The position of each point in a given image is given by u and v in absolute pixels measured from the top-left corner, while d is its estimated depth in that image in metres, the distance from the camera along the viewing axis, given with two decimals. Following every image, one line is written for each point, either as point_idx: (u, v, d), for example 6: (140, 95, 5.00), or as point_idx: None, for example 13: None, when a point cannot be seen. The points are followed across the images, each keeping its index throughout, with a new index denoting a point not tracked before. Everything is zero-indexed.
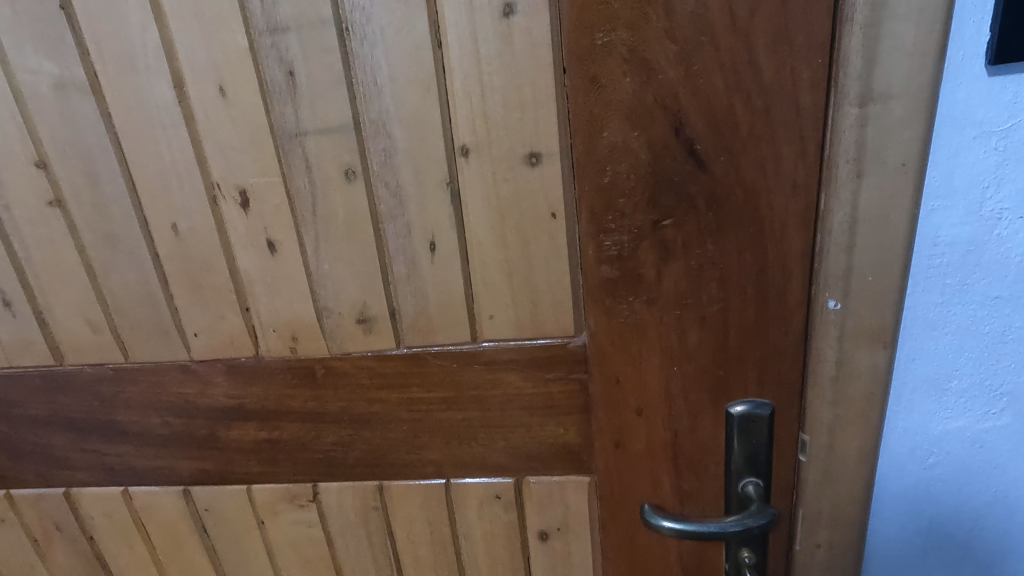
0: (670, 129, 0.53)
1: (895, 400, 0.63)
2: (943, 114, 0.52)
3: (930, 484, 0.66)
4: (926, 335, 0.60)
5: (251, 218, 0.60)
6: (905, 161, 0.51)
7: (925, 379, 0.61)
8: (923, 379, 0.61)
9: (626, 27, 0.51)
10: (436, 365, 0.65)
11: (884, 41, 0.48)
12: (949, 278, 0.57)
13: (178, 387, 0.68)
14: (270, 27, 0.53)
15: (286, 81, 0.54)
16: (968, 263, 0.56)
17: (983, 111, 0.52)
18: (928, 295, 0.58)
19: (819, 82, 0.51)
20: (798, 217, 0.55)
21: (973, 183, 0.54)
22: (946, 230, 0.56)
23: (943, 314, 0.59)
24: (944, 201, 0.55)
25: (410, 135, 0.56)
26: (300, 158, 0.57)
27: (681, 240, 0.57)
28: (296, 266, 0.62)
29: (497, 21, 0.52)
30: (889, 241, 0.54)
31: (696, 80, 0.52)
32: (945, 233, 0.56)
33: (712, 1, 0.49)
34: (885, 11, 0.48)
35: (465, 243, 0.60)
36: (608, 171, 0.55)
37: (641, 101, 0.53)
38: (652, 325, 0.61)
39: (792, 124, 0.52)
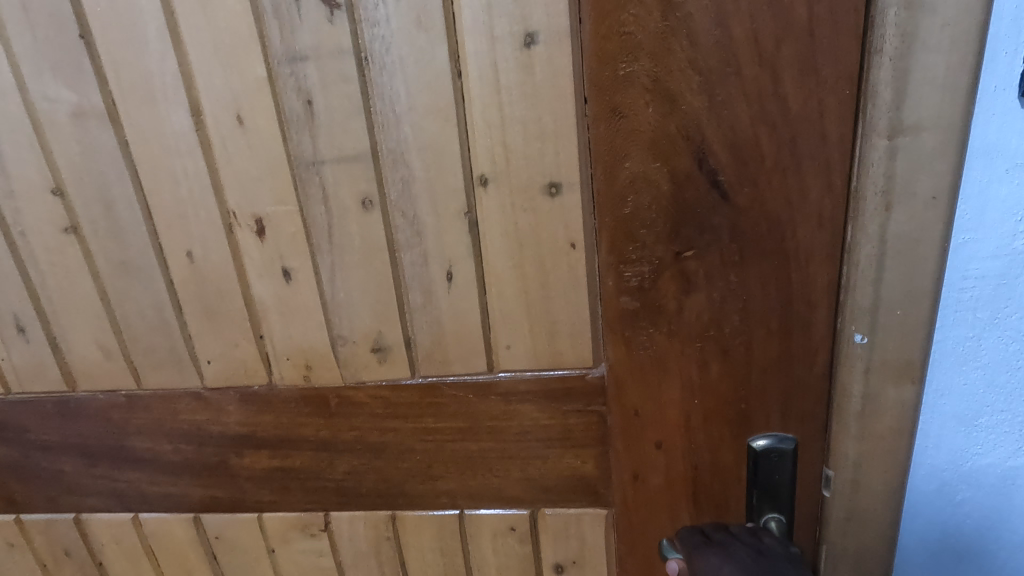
0: (693, 160, 0.52)
1: (922, 436, 0.61)
2: (973, 147, 0.51)
3: (958, 522, 0.64)
4: (955, 370, 0.58)
5: (266, 245, 0.59)
6: (935, 195, 0.50)
7: (955, 416, 0.59)
8: (952, 416, 0.60)
9: (648, 57, 0.50)
10: (451, 396, 0.64)
11: (914, 73, 0.47)
12: (981, 312, 0.56)
13: (191, 415, 0.68)
14: (289, 56, 0.52)
15: (304, 110, 0.54)
16: (999, 297, 0.55)
17: (1016, 144, 0.50)
18: (957, 330, 0.57)
19: (847, 113, 0.50)
20: (824, 249, 0.54)
21: (1005, 217, 0.52)
22: (975, 263, 0.54)
23: (973, 349, 0.57)
24: (974, 234, 0.53)
25: (428, 164, 0.55)
26: (317, 187, 0.57)
27: (703, 272, 0.56)
28: (311, 295, 0.61)
29: (518, 51, 0.51)
30: (919, 275, 0.52)
31: (720, 110, 0.51)
32: (975, 266, 0.54)
33: (738, 32, 0.48)
34: (916, 42, 0.46)
35: (482, 273, 0.59)
36: (629, 201, 0.54)
37: (663, 131, 0.52)
38: (672, 357, 0.59)
39: (819, 156, 0.51)
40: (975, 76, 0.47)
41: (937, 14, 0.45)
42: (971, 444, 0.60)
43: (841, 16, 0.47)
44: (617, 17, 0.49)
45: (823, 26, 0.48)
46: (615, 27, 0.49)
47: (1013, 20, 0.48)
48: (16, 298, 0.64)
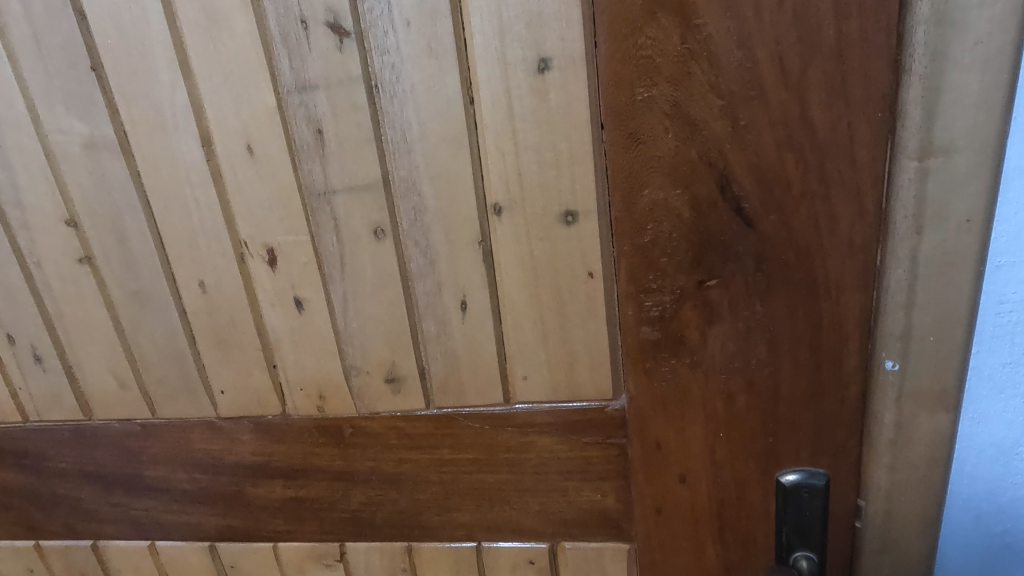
0: (716, 187, 0.50)
1: (956, 466, 0.57)
2: (1008, 169, 0.48)
3: (1002, 557, 0.59)
4: (991, 397, 0.54)
5: (278, 275, 0.58)
6: (969, 217, 0.47)
7: (993, 444, 0.55)
8: (989, 446, 0.55)
9: (667, 82, 0.48)
10: (466, 427, 0.62)
11: (944, 93, 0.45)
12: (1019, 338, 0.52)
13: (205, 444, 0.67)
14: (299, 85, 0.51)
15: (314, 139, 0.53)
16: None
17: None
18: (994, 356, 0.53)
19: (879, 136, 0.47)
20: (856, 277, 0.51)
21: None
22: (1014, 287, 0.51)
23: (1012, 376, 0.53)
24: (1012, 256, 0.50)
25: (440, 193, 0.53)
26: (328, 217, 0.55)
27: (727, 301, 0.54)
28: (324, 324, 0.60)
29: (532, 76, 0.49)
30: (953, 298, 0.49)
31: (744, 135, 0.49)
32: (1012, 290, 0.51)
33: (762, 54, 0.46)
34: (947, 62, 0.44)
35: (497, 303, 0.57)
36: (648, 230, 0.52)
37: (683, 158, 0.50)
38: (696, 389, 0.57)
39: (849, 180, 0.49)
40: (1011, 94, 0.44)
41: (967, 32, 0.43)
42: (1009, 475, 0.56)
43: (871, 36, 0.45)
44: (634, 41, 0.47)
45: (852, 46, 0.45)
46: (631, 51, 0.47)
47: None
48: (33, 327, 0.64)
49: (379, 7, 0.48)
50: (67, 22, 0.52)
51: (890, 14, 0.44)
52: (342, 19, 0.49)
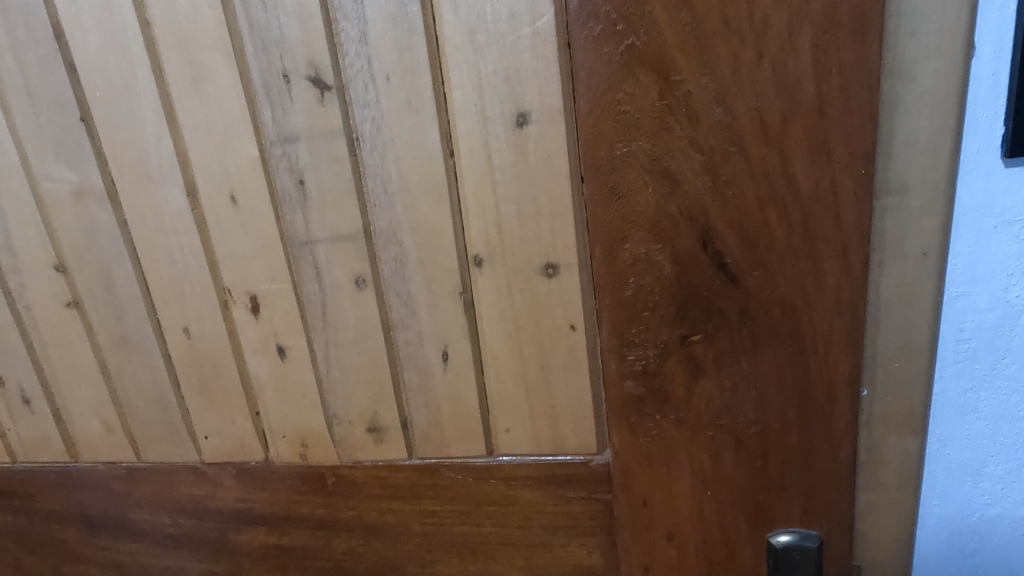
0: (698, 242, 0.49)
1: (927, 488, 0.57)
2: (962, 204, 0.50)
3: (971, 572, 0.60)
4: (956, 419, 0.55)
5: (261, 323, 0.58)
6: (925, 251, 0.49)
7: (959, 462, 0.56)
8: (957, 468, 0.56)
9: (646, 136, 0.47)
10: (449, 479, 0.61)
11: (899, 138, 0.46)
12: (978, 362, 0.54)
13: (189, 488, 0.66)
14: (281, 137, 0.52)
15: (296, 189, 0.53)
16: (995, 349, 0.53)
17: (1002, 206, 0.49)
18: (955, 381, 0.54)
19: (863, 193, 0.46)
20: (844, 335, 0.50)
21: (995, 271, 0.51)
22: (972, 314, 0.52)
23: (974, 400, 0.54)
24: (969, 285, 0.52)
25: (421, 243, 0.53)
26: (310, 266, 0.55)
27: (712, 357, 0.52)
28: (306, 372, 0.59)
29: (510, 130, 0.49)
30: (913, 330, 0.51)
31: (725, 190, 0.48)
32: (970, 318, 0.52)
33: (740, 110, 0.46)
34: (899, 109, 0.46)
35: (479, 354, 0.56)
36: (630, 283, 0.51)
37: (664, 212, 0.49)
38: (682, 445, 0.55)
39: (834, 237, 0.48)
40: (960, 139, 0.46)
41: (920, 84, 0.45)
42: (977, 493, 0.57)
43: (853, 94, 0.44)
44: (612, 96, 0.47)
45: (833, 103, 0.45)
46: (609, 106, 0.47)
47: (990, 84, 0.47)
48: (23, 369, 0.65)
49: (358, 62, 0.49)
50: (58, 75, 0.53)
51: (871, 71, 0.43)
52: (322, 72, 0.49)
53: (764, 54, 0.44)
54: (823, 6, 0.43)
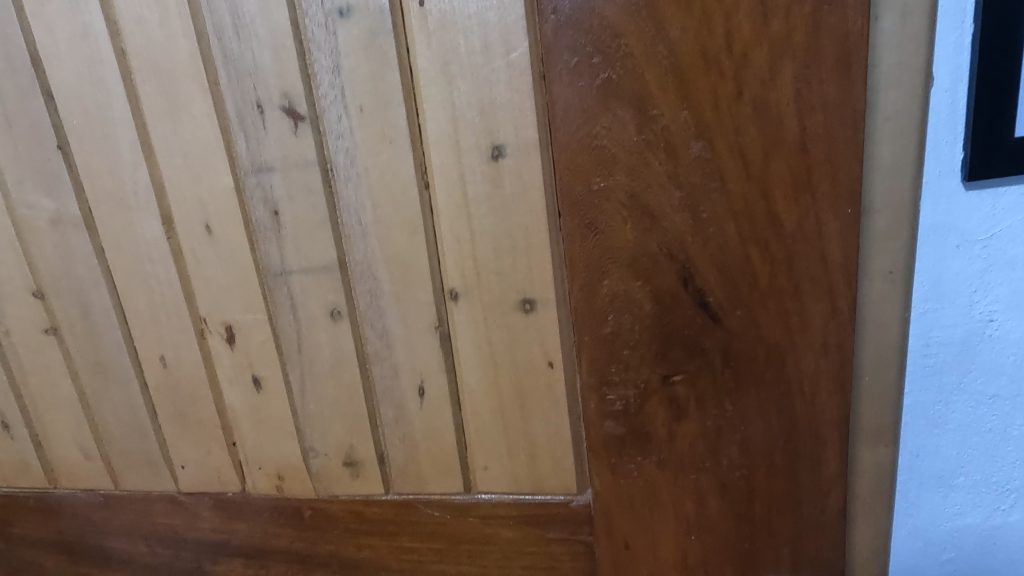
0: (678, 280, 0.48)
1: (898, 500, 0.55)
2: (925, 224, 0.47)
3: None
4: (926, 431, 0.53)
5: (236, 353, 0.57)
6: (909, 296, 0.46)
7: (930, 474, 0.54)
8: (929, 480, 0.54)
9: (624, 171, 0.46)
10: (427, 516, 0.59)
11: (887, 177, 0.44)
12: (946, 377, 0.51)
13: (166, 517, 0.65)
14: (255, 166, 0.51)
15: (271, 220, 0.52)
16: (962, 363, 0.50)
17: (967, 224, 0.47)
18: (926, 395, 0.52)
19: (849, 233, 0.45)
20: (832, 379, 0.48)
21: (963, 284, 0.48)
22: (941, 328, 0.50)
23: (944, 415, 0.52)
24: (938, 299, 0.49)
25: (396, 276, 0.52)
26: (285, 297, 0.54)
27: (694, 398, 0.51)
28: (282, 404, 0.58)
29: (485, 164, 0.48)
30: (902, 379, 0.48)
31: (706, 228, 0.46)
32: (938, 332, 0.50)
33: (721, 146, 0.44)
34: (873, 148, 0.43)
35: (456, 390, 0.55)
36: (609, 320, 0.50)
37: (643, 249, 0.47)
38: (664, 487, 0.53)
39: (820, 278, 0.46)
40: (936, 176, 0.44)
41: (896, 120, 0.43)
42: (949, 506, 0.55)
43: (837, 131, 0.42)
44: (588, 130, 0.45)
45: (816, 141, 0.43)
46: (586, 141, 0.46)
47: (950, 110, 0.44)
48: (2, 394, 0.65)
49: (331, 93, 0.48)
50: (35, 103, 0.53)
51: (855, 108, 0.42)
52: (296, 103, 0.49)
53: (744, 89, 0.43)
54: (804, 40, 0.41)
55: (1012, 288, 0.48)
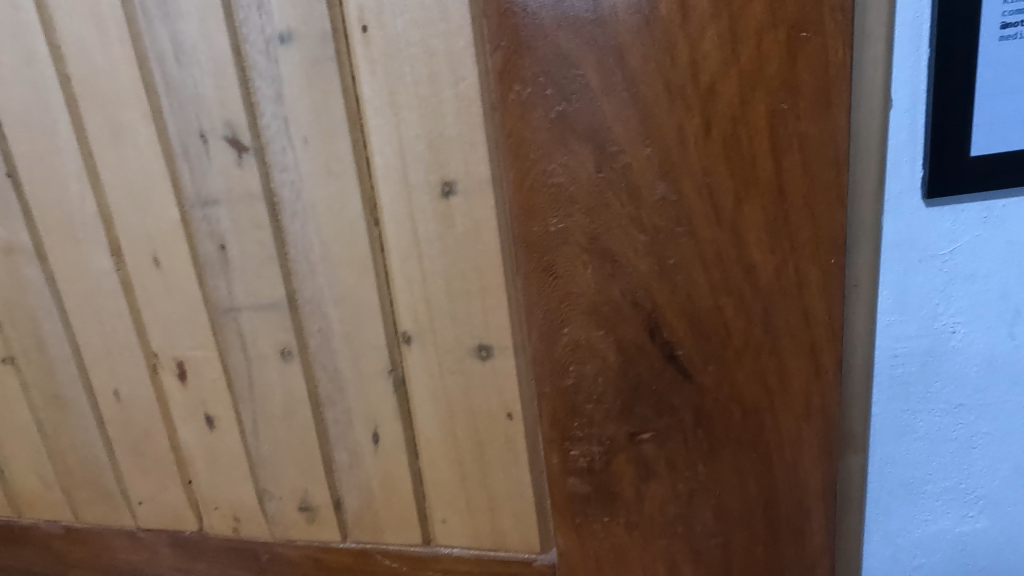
0: (644, 330, 0.43)
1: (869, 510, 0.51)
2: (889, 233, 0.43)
3: None
4: (894, 444, 0.49)
5: (188, 390, 0.55)
6: None
7: (899, 486, 0.50)
8: (898, 493, 0.50)
9: (582, 212, 0.42)
10: (386, 567, 0.55)
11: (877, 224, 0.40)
12: (913, 385, 0.47)
13: (126, 553, 0.62)
14: (201, 199, 0.48)
15: (218, 255, 0.50)
16: (929, 373, 0.47)
17: (931, 237, 0.43)
18: (892, 407, 0.48)
19: (833, 285, 0.40)
20: (816, 444, 0.43)
21: (928, 294, 0.44)
22: (905, 338, 0.46)
23: (912, 427, 0.48)
24: (903, 308, 0.45)
25: (346, 317, 0.49)
26: (235, 334, 0.52)
27: (664, 459, 0.46)
28: (235, 444, 0.55)
29: (435, 200, 0.44)
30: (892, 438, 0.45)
31: (673, 275, 0.42)
32: (904, 343, 0.46)
33: (687, 186, 0.40)
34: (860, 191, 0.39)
35: (412, 437, 0.51)
36: (571, 371, 0.45)
37: (604, 296, 0.43)
38: (633, 552, 0.49)
39: (801, 334, 0.41)
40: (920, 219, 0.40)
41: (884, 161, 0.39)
42: (920, 517, 0.51)
43: (817, 172, 0.38)
44: (542, 166, 0.41)
45: (794, 183, 0.38)
46: (540, 178, 0.42)
47: (911, 131, 0.41)
48: None
49: (275, 123, 0.45)
50: None
51: (837, 147, 0.37)
52: (239, 134, 0.46)
53: (712, 124, 0.38)
54: (777, 71, 0.36)
55: (977, 297, 0.45)
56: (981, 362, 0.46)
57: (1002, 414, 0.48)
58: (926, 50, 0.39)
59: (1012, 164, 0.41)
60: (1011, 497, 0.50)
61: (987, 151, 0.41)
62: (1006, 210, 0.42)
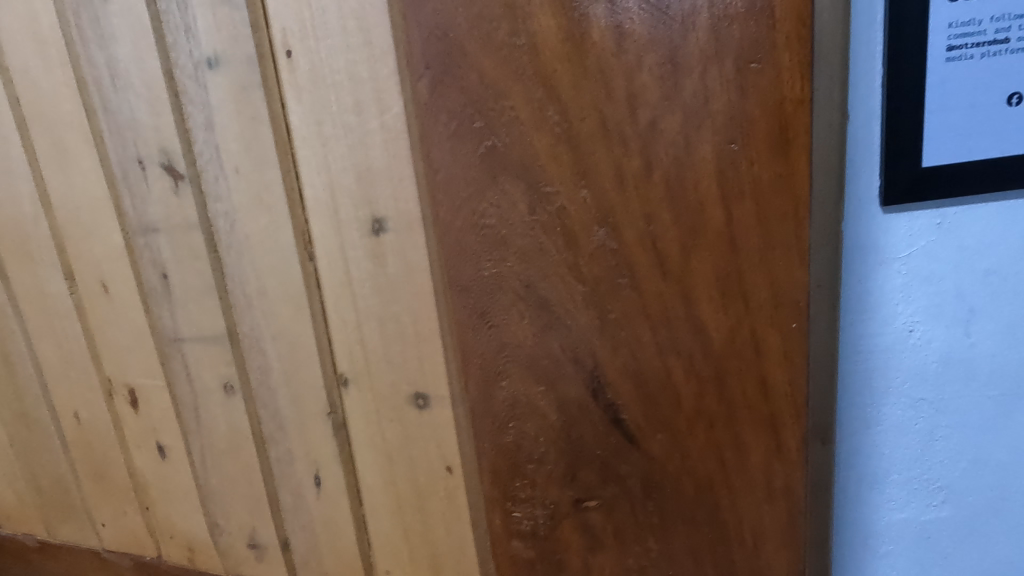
0: (586, 390, 0.39)
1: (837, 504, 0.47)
2: (851, 230, 0.41)
3: None
4: (858, 434, 0.45)
5: (141, 418, 0.57)
6: None
7: (864, 488, 0.47)
8: (860, 500, 0.47)
9: (517, 257, 0.37)
10: None
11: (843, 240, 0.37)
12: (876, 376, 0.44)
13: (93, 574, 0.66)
14: (144, 228, 0.51)
15: (161, 283, 0.52)
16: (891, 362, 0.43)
17: (885, 240, 0.41)
18: (854, 407, 0.45)
19: (798, 354, 0.35)
20: (779, 527, 0.39)
21: (882, 295, 0.42)
22: (865, 335, 0.43)
23: (870, 430, 0.45)
24: (859, 307, 0.42)
25: (282, 352, 0.50)
26: (180, 363, 0.53)
27: (611, 530, 0.41)
28: (186, 473, 0.57)
29: (366, 239, 0.45)
30: None
31: (616, 331, 0.37)
32: (863, 337, 0.43)
33: (628, 234, 0.35)
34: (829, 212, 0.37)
35: (351, 480, 0.52)
36: (511, 427, 0.41)
37: (543, 349, 0.39)
38: None
39: (759, 406, 0.36)
40: None
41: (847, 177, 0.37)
42: (883, 527, 0.48)
43: (776, 226, 0.33)
44: (474, 206, 0.37)
45: (747, 234, 0.33)
46: (470, 218, 0.38)
47: (867, 140, 0.39)
48: None
49: (208, 153, 0.47)
50: None
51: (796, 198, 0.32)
52: (174, 163, 0.48)
53: (654, 165, 0.33)
54: (725, 107, 0.32)
55: (933, 297, 0.42)
56: (941, 365, 0.43)
57: (967, 418, 0.44)
58: (880, 60, 0.37)
59: (968, 175, 0.39)
60: (981, 504, 0.46)
61: (943, 162, 0.39)
62: (960, 215, 0.40)
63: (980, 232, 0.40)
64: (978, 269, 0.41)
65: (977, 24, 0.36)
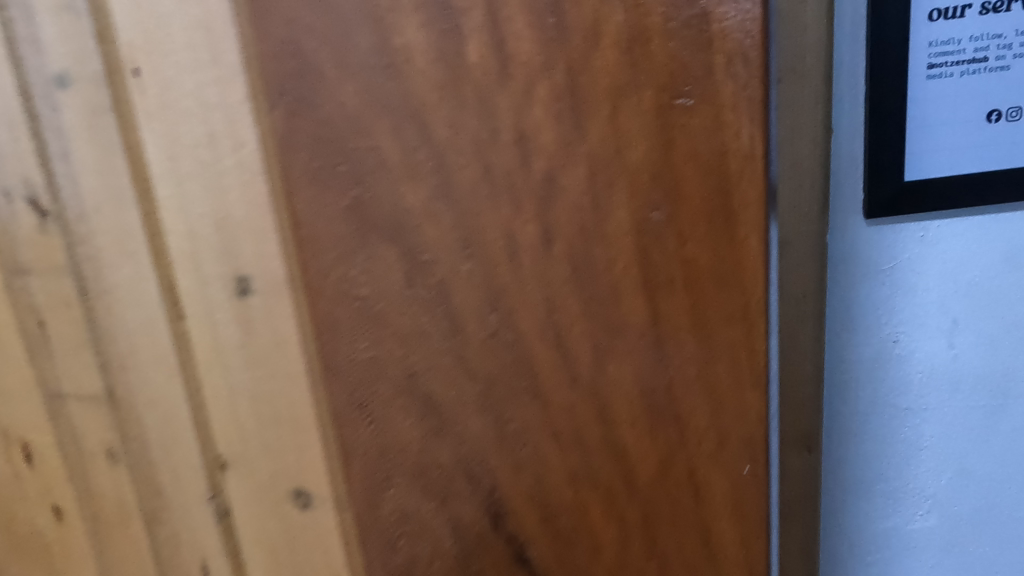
0: (486, 516, 0.29)
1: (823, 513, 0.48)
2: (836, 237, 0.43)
3: None
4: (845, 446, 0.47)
5: (34, 476, 0.48)
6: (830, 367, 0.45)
7: (852, 499, 0.48)
8: (851, 506, 0.48)
9: (392, 338, 0.27)
10: None
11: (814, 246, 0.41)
12: (863, 386, 0.46)
13: None
14: (14, 269, 0.42)
15: (38, 332, 0.42)
16: (877, 373, 0.45)
17: (872, 250, 0.43)
18: (842, 416, 0.46)
19: (739, 480, 0.27)
20: None
21: (869, 308, 0.44)
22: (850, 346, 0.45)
23: (855, 442, 0.47)
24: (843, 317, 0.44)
25: (162, 428, 0.39)
26: (67, 426, 0.44)
27: None
28: (81, 542, 0.48)
29: (232, 299, 0.33)
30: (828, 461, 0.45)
31: (517, 449, 0.28)
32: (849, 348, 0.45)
33: (528, 325, 0.27)
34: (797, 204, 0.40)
35: None
36: (398, 548, 0.29)
37: (431, 459, 0.28)
38: None
39: (689, 550, 0.29)
40: None
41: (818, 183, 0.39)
42: (874, 535, 0.49)
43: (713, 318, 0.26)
44: (334, 265, 0.26)
45: (676, 334, 0.26)
46: (331, 276, 0.26)
47: (849, 152, 0.41)
48: None
49: (67, 186, 0.37)
50: None
51: (742, 283, 0.25)
52: (39, 196, 0.38)
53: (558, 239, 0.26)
54: (645, 159, 0.25)
55: (919, 311, 0.44)
56: (926, 380, 0.45)
57: (953, 432, 0.46)
58: (862, 73, 0.39)
59: (954, 186, 0.41)
60: (970, 518, 0.48)
61: (924, 176, 0.41)
62: (943, 227, 0.42)
63: (961, 244, 0.43)
64: (962, 281, 0.43)
65: (957, 43, 0.39)
